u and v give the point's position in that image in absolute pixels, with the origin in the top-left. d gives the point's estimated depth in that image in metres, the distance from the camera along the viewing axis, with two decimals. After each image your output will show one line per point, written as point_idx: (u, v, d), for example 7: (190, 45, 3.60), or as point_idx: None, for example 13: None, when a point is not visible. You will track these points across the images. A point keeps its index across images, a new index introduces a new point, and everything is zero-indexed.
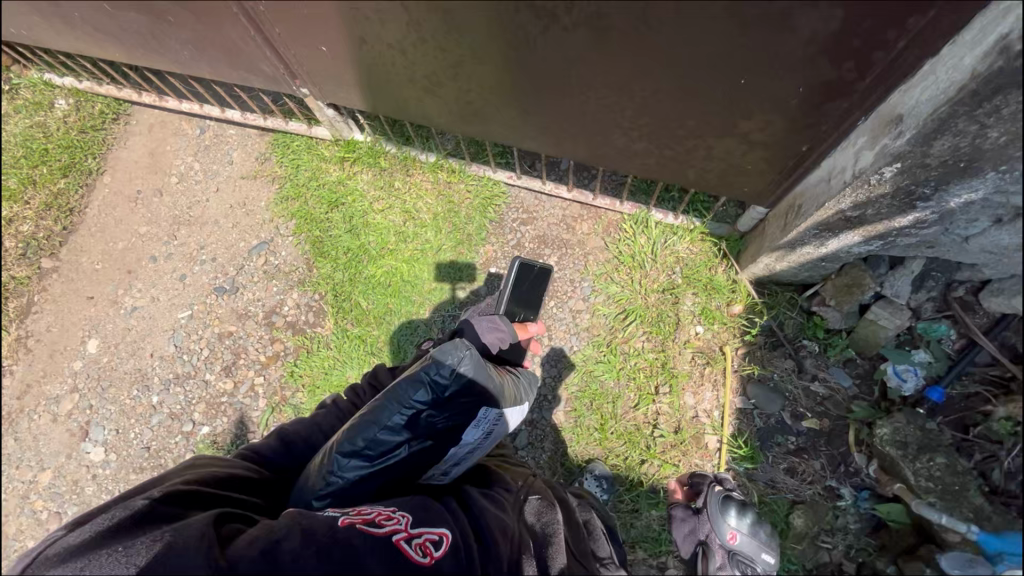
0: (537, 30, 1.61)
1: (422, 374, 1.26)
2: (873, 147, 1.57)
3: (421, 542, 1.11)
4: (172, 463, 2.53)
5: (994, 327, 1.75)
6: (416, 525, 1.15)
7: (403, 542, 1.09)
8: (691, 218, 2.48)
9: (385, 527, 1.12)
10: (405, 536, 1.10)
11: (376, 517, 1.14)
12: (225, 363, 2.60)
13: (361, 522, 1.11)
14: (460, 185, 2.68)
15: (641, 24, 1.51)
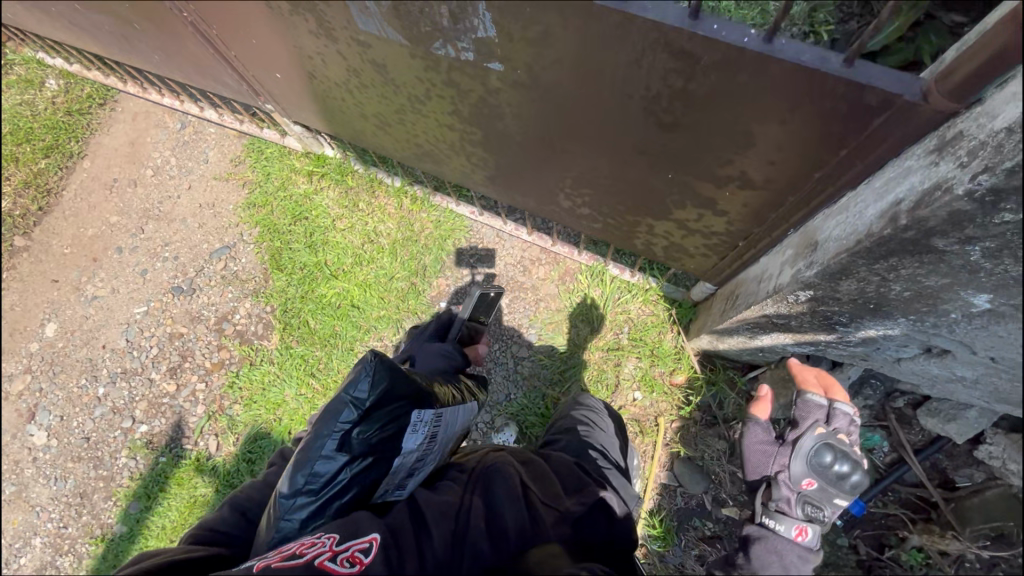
0: (465, 96, 1.52)
1: (342, 395, 1.21)
2: (792, 266, 1.33)
3: (347, 556, 1.05)
4: (106, 458, 2.57)
5: (926, 447, 1.77)
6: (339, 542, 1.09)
7: (327, 562, 1.02)
8: (647, 277, 2.39)
9: (305, 555, 1.04)
10: (328, 555, 1.04)
11: (297, 549, 1.06)
12: (171, 364, 2.66)
13: (279, 561, 1.02)
14: (421, 215, 2.67)
15: (563, 112, 1.37)
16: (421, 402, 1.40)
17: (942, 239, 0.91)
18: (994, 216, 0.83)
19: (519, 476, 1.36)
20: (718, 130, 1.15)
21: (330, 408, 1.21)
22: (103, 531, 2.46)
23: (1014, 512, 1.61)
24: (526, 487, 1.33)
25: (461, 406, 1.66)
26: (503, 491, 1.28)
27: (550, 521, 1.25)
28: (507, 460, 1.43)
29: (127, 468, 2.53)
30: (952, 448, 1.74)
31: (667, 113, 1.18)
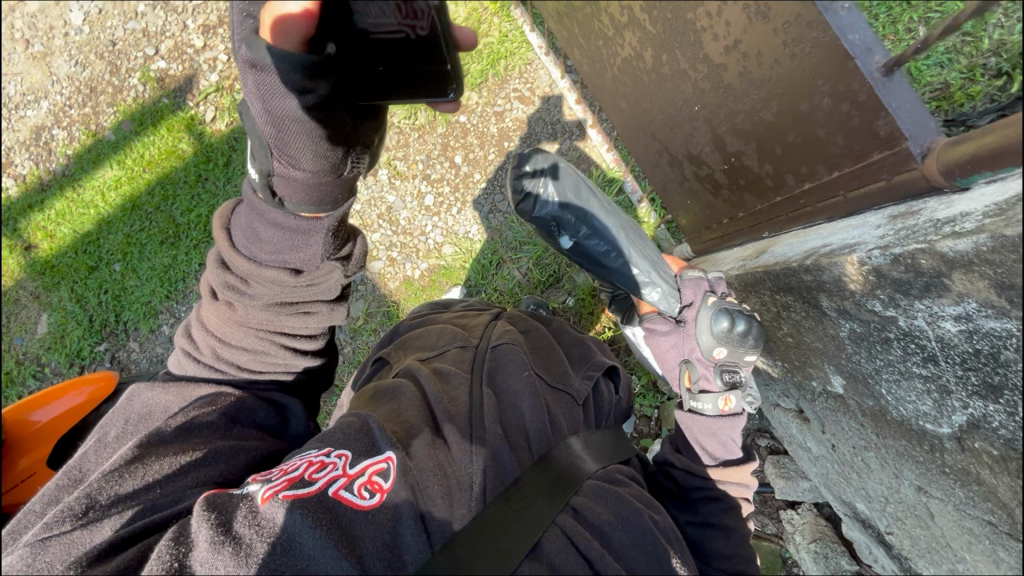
0: None
1: (608, 264, 1.31)
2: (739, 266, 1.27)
3: (364, 483, 0.71)
4: (121, 71, 2.62)
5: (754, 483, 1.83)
6: (356, 464, 0.73)
7: (343, 493, 0.70)
8: (650, 211, 2.19)
9: (316, 482, 0.71)
10: (344, 484, 0.71)
11: (302, 469, 0.73)
12: (207, 22, 2.58)
13: (286, 490, 0.69)
14: (493, 19, 2.37)
15: None
16: (576, 248, 1.31)
17: (826, 343, 0.93)
18: (867, 300, 0.79)
19: (522, 347, 0.99)
20: (755, 79, 1.01)
21: (249, 292, 0.88)
22: (95, 130, 2.62)
23: (773, 566, 1.72)
24: (529, 361, 0.96)
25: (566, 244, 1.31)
26: (509, 373, 0.92)
27: (565, 408, 0.93)
28: (514, 336, 1.03)
29: (133, 91, 2.60)
30: (770, 497, 1.81)
31: (716, 28, 1.03)
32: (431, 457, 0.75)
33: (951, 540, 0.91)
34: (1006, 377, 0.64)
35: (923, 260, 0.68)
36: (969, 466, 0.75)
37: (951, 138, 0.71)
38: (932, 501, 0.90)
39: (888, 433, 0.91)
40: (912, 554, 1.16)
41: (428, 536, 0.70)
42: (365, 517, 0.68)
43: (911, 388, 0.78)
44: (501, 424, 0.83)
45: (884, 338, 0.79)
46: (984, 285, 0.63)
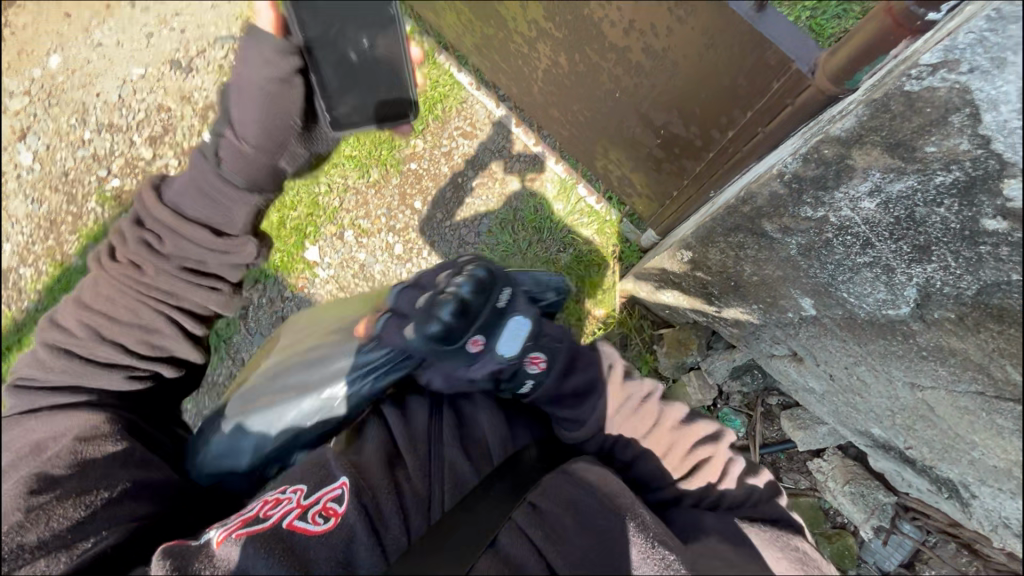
0: None
1: None
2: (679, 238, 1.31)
3: (318, 510, 0.76)
4: (78, 197, 2.69)
5: (776, 443, 1.82)
6: (310, 495, 0.79)
7: (297, 523, 0.74)
8: (610, 208, 2.24)
9: (269, 519, 0.75)
10: (298, 514, 0.75)
11: (256, 511, 0.76)
12: (152, 133, 2.68)
13: (239, 529, 0.73)
14: (422, 69, 2.50)
15: None
16: None
17: (790, 263, 0.98)
18: (799, 208, 0.89)
19: None
20: (656, 50, 1.08)
21: (162, 251, 0.96)
22: (61, 259, 2.65)
23: (816, 520, 1.72)
24: None
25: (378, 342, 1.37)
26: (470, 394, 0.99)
27: (521, 417, 1.01)
28: None
29: (93, 213, 2.66)
30: (795, 452, 1.80)
31: (611, 15, 1.12)
32: (385, 474, 0.82)
33: (956, 427, 0.93)
34: (928, 233, 0.75)
35: (826, 148, 0.80)
36: (939, 340, 0.84)
37: (830, 49, 0.79)
38: (928, 393, 0.92)
39: (867, 339, 0.96)
40: (931, 461, 1.16)
41: (386, 547, 0.75)
42: (321, 541, 0.72)
43: (863, 280, 0.88)
44: (460, 440, 0.91)
45: (825, 240, 0.89)
46: (879, 152, 0.75)
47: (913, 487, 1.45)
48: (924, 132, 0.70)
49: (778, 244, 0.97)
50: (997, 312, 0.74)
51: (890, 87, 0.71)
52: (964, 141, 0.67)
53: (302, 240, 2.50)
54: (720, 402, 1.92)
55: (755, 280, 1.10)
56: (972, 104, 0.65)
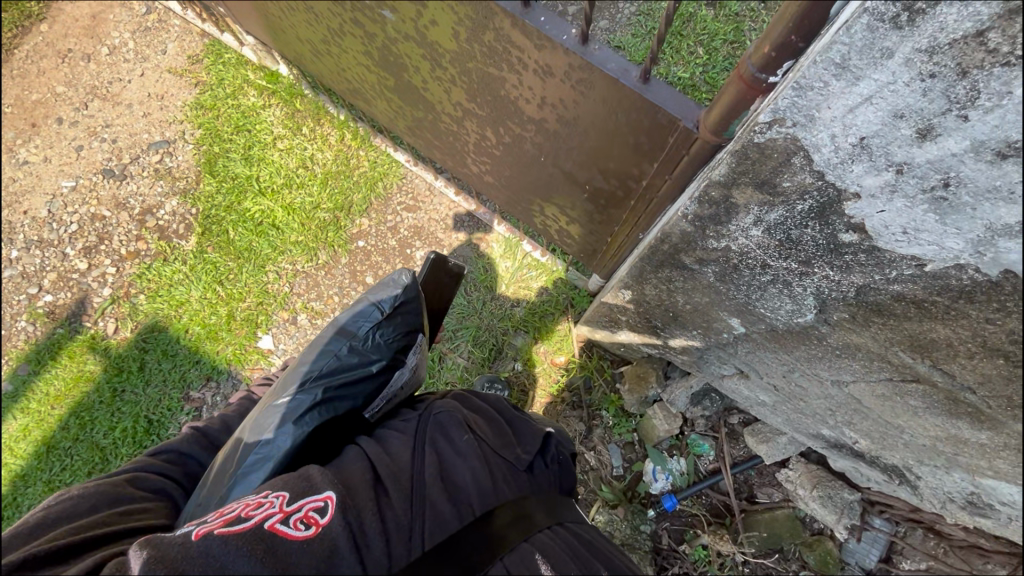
0: (381, 26, 1.50)
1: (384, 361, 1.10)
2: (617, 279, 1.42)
3: (299, 517, 0.73)
4: (7, 319, 2.56)
5: (744, 461, 1.91)
6: (294, 500, 0.76)
7: (278, 526, 0.72)
8: (555, 258, 2.35)
9: (251, 519, 0.73)
10: (279, 518, 0.73)
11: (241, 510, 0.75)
12: (87, 243, 2.63)
13: (220, 526, 0.72)
14: (360, 152, 2.62)
15: (457, 66, 1.38)
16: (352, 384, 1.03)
17: (714, 288, 1.09)
18: (705, 241, 1.01)
19: (467, 413, 0.95)
20: (568, 119, 1.22)
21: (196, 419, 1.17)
22: None
23: (795, 531, 1.78)
24: (472, 427, 0.92)
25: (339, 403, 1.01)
26: (451, 442, 0.87)
27: (504, 470, 0.86)
28: (457, 406, 0.97)
29: (24, 333, 2.53)
30: (763, 466, 1.89)
31: (525, 93, 1.26)
32: (371, 497, 0.77)
33: (883, 414, 1.04)
34: (806, 251, 0.87)
35: (713, 191, 0.92)
36: (845, 338, 0.96)
37: (706, 108, 0.93)
38: (853, 387, 1.04)
39: (793, 347, 1.08)
40: (874, 449, 1.26)
41: (364, 567, 0.70)
42: (300, 546, 0.70)
43: (773, 296, 1.00)
44: (442, 484, 0.81)
45: (734, 266, 1.01)
46: (752, 190, 0.87)
47: (870, 480, 1.54)
48: (779, 172, 0.82)
49: (699, 274, 1.09)
50: (876, 307, 0.86)
51: (745, 141, 0.82)
52: (808, 175, 0.79)
53: (254, 330, 2.48)
54: (687, 429, 2.00)
55: (688, 309, 1.22)
56: (803, 149, 0.77)
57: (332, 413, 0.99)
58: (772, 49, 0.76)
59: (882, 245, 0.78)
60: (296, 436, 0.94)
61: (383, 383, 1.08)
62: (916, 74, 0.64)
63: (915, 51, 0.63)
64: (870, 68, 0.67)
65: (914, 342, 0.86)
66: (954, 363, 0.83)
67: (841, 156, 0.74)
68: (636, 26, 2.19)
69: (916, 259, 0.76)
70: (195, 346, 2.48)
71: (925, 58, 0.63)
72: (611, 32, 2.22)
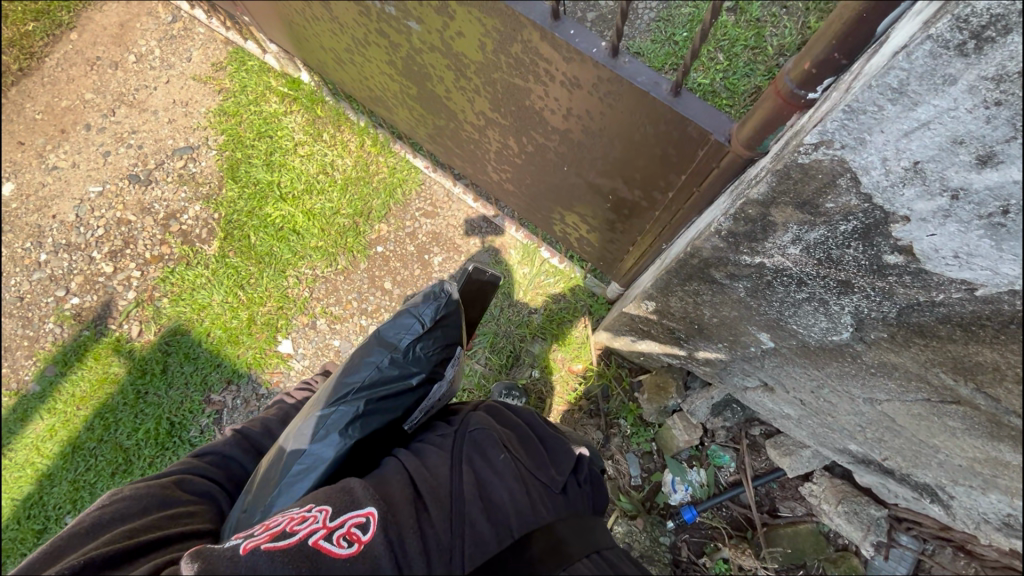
0: (406, 36, 1.51)
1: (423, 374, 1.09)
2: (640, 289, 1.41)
3: (342, 534, 0.74)
4: (35, 321, 2.61)
5: (766, 473, 1.88)
6: (336, 515, 0.77)
7: (322, 543, 0.73)
8: (574, 266, 2.35)
9: (296, 534, 0.74)
10: (323, 534, 0.74)
11: (286, 523, 0.77)
12: (113, 247, 2.68)
13: (267, 542, 0.73)
14: (379, 158, 2.64)
15: (482, 76, 1.39)
16: (391, 397, 1.03)
17: (742, 302, 1.08)
18: (738, 257, 1.00)
19: (500, 431, 0.95)
20: (594, 131, 1.22)
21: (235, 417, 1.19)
22: (18, 386, 2.55)
23: (819, 546, 1.75)
24: (507, 446, 0.91)
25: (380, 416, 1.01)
26: (487, 461, 0.87)
27: (540, 491, 0.85)
28: (492, 422, 0.96)
29: (51, 334, 2.58)
30: (787, 479, 1.86)
31: (551, 105, 1.26)
32: (411, 515, 0.78)
33: (918, 434, 1.02)
34: (846, 270, 0.86)
35: (750, 209, 0.91)
36: (881, 357, 0.94)
37: (739, 122, 0.92)
38: (887, 406, 1.02)
39: (824, 363, 1.06)
40: (908, 468, 1.23)
41: None
42: (344, 564, 0.71)
43: (808, 314, 0.98)
44: (480, 503, 0.81)
45: (767, 282, 0.99)
46: (792, 210, 0.86)
47: (899, 497, 1.51)
48: (823, 192, 0.81)
49: (730, 289, 1.07)
50: (918, 328, 0.85)
51: (787, 161, 0.81)
52: (853, 197, 0.78)
53: (274, 334, 2.50)
54: (708, 440, 1.98)
55: (714, 323, 1.21)
56: (850, 171, 0.76)
57: (371, 426, 1.00)
58: (813, 66, 0.76)
59: (930, 269, 0.76)
60: (337, 448, 0.95)
61: (422, 396, 1.08)
62: (979, 101, 0.62)
63: (980, 79, 0.61)
64: (929, 94, 0.65)
65: (958, 365, 0.84)
66: (998, 388, 0.81)
67: (892, 180, 0.73)
68: (658, 32, 2.17)
69: (966, 284, 0.74)
70: (217, 349, 2.52)
71: (990, 86, 0.61)
72: (632, 38, 2.20)
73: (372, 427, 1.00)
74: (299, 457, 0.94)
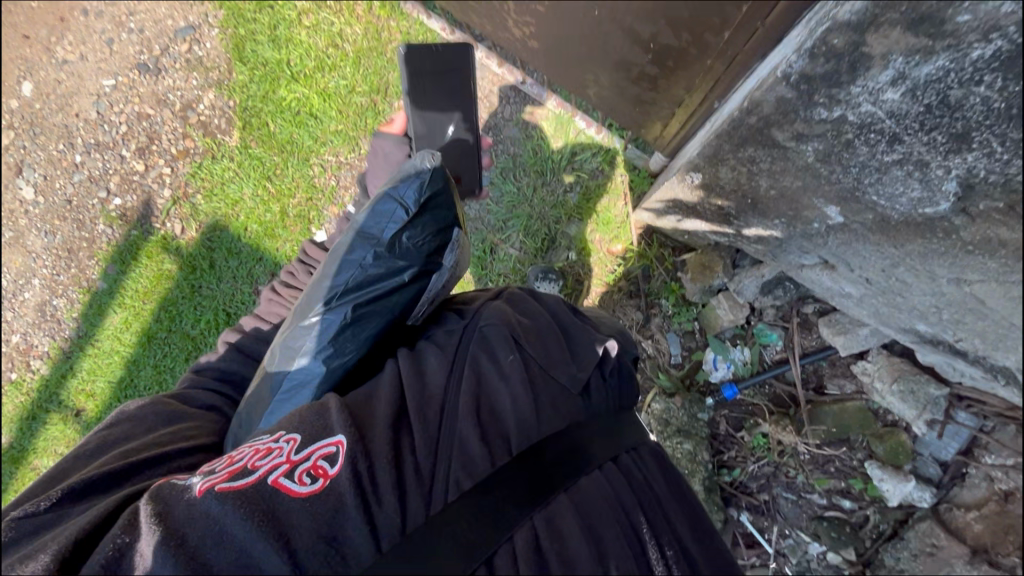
0: None
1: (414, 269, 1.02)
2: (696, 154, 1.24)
3: (307, 468, 0.71)
4: (87, 223, 2.70)
5: (816, 352, 1.79)
6: (301, 449, 0.74)
7: (283, 481, 0.70)
8: (612, 136, 2.12)
9: (257, 471, 0.72)
10: (285, 471, 0.71)
11: (248, 461, 0.74)
12: (139, 145, 2.64)
13: (225, 481, 0.71)
14: (390, 23, 2.37)
15: None
16: (384, 300, 0.98)
17: None
18: (812, 110, 0.96)
19: (513, 324, 0.87)
20: None
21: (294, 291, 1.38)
22: (88, 285, 2.71)
23: (866, 422, 1.70)
24: (518, 343, 0.84)
25: (373, 320, 0.97)
26: (494, 362, 0.82)
27: (550, 395, 0.80)
28: (503, 314, 0.89)
29: (105, 235, 2.67)
30: (837, 357, 1.77)
31: None
32: (392, 437, 0.73)
33: (1011, 318, 0.86)
34: (966, 117, 0.77)
35: None
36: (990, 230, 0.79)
37: None
38: (976, 288, 0.87)
39: (905, 238, 0.93)
40: (986, 351, 1.08)
41: (375, 526, 0.66)
42: (304, 501, 0.68)
43: (895, 179, 0.89)
44: (478, 414, 0.76)
45: (846, 141, 0.93)
46: None
47: (964, 377, 1.38)
48: None
49: None
50: None
51: None
52: None
53: (307, 226, 2.49)
54: (754, 319, 1.89)
55: None
56: None
57: (367, 331, 0.97)
58: None
59: None
60: (336, 357, 0.94)
61: (418, 292, 1.03)
62: None
63: None
64: None
65: None
66: None
67: None
68: None
69: None
70: (257, 243, 2.55)
71: None
72: None
73: (368, 332, 0.97)
74: (293, 369, 0.93)
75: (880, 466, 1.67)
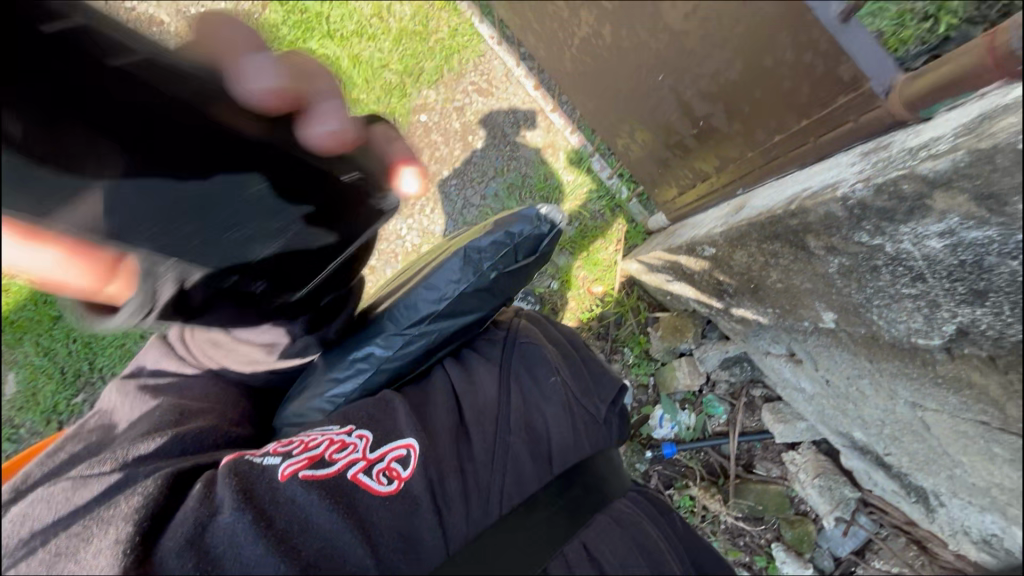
0: None
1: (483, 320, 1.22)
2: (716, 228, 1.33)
3: (382, 468, 0.89)
4: None
5: (754, 432, 1.92)
6: (374, 449, 0.92)
7: (360, 476, 0.88)
8: (621, 186, 2.24)
9: (336, 463, 0.90)
10: (362, 467, 0.89)
11: (326, 452, 0.92)
12: None
13: (308, 469, 0.88)
14: (441, 14, 2.38)
15: None
16: (445, 336, 1.19)
17: None
18: (855, 232, 0.96)
19: (552, 354, 1.05)
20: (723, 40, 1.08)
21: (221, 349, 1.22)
22: None
23: (782, 506, 1.85)
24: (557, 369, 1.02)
25: (429, 348, 1.19)
26: (538, 387, 0.99)
27: (587, 422, 0.97)
28: (542, 343, 1.07)
29: None
30: (771, 442, 1.92)
31: None
32: (453, 454, 0.91)
33: (947, 446, 0.99)
34: (990, 280, 0.79)
35: (908, 185, 0.85)
36: (962, 373, 0.90)
37: (909, 75, 0.91)
38: (929, 414, 1.00)
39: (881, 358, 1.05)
40: (910, 469, 1.23)
41: (444, 522, 0.82)
42: (382, 499, 0.84)
43: (902, 309, 0.94)
44: (524, 431, 0.93)
45: (873, 266, 0.96)
46: (965, 198, 0.78)
47: (878, 486, 1.55)
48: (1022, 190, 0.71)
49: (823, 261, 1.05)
50: None
51: (999, 142, 0.73)
52: None
53: None
54: (707, 388, 2.00)
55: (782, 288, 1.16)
56: None
57: (419, 352, 1.19)
58: None
59: None
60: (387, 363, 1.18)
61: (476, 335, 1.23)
62: None
63: None
64: None
65: None
66: None
67: None
68: None
69: None
70: None
71: None
72: None
73: (421, 354, 1.19)
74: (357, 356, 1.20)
75: (784, 549, 1.82)
